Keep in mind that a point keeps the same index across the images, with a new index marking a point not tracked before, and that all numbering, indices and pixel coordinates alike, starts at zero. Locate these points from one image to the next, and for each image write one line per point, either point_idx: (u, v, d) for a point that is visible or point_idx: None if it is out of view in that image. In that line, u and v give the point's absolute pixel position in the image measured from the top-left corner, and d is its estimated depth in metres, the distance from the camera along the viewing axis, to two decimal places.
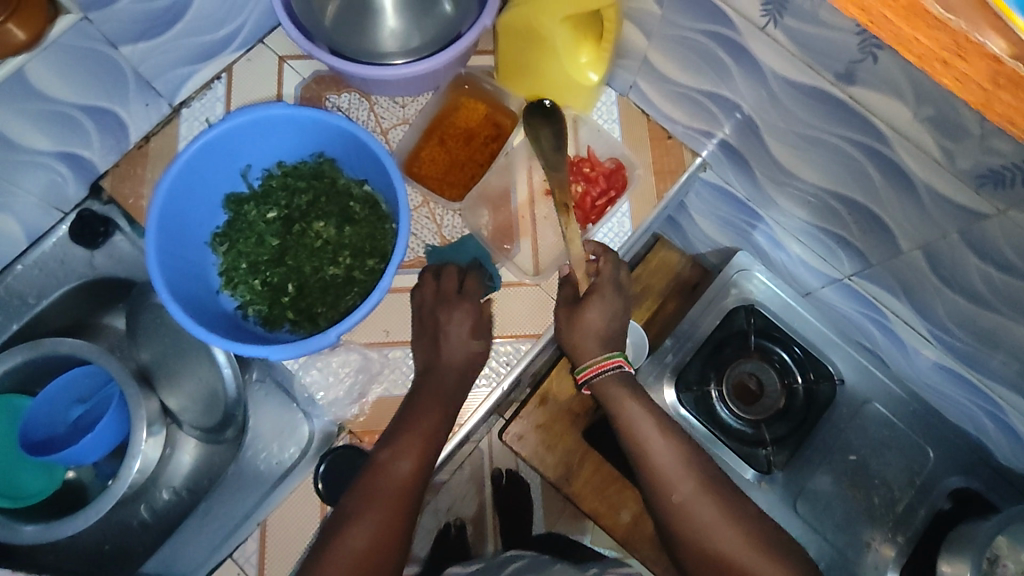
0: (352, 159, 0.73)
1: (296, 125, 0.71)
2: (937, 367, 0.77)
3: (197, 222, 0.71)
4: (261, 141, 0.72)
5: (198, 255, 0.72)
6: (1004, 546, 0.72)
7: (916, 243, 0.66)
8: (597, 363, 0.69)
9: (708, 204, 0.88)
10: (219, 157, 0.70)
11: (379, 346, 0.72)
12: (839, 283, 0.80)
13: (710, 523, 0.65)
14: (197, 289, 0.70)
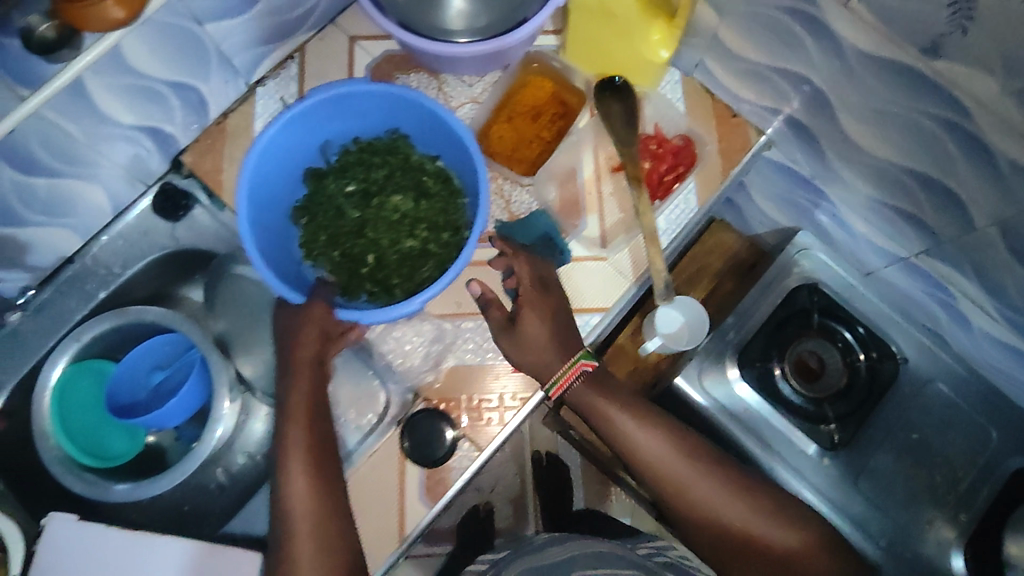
0: (427, 135, 0.75)
1: (376, 101, 0.73)
2: (1004, 345, 0.77)
3: (279, 195, 0.74)
4: (339, 116, 0.74)
5: (281, 226, 0.74)
6: None
7: (991, 219, 0.66)
8: (564, 375, 0.67)
9: (768, 182, 0.88)
10: (302, 131, 0.73)
11: (453, 317, 0.75)
12: (904, 261, 0.81)
13: (709, 495, 0.68)
14: (282, 259, 0.72)
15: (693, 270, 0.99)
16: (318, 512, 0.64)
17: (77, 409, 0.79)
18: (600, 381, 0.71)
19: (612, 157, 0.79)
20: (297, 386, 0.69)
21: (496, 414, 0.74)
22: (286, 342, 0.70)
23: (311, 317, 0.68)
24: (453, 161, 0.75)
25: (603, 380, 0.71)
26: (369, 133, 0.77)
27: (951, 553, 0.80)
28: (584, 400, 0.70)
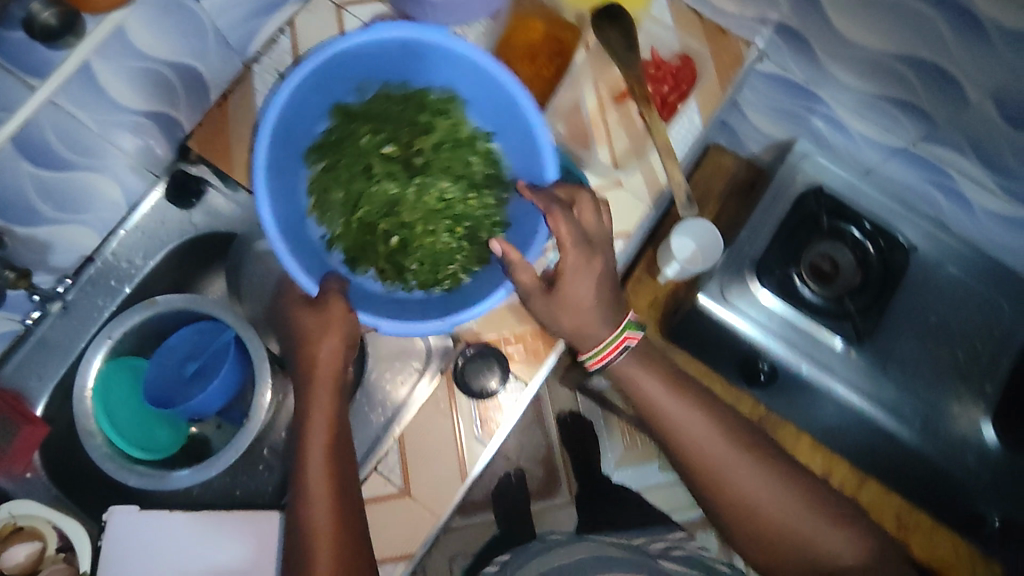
0: (490, 109, 0.72)
1: (454, 62, 0.69)
2: (1002, 218, 0.82)
3: (299, 132, 0.71)
4: (383, 60, 0.70)
5: (291, 168, 0.71)
6: None
7: (987, 90, 0.69)
8: (607, 347, 0.70)
9: (763, 97, 0.92)
10: (341, 69, 0.68)
11: None
12: (905, 151, 0.84)
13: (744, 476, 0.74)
14: (290, 206, 0.69)
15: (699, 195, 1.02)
16: (336, 508, 0.65)
17: (119, 406, 0.79)
18: (651, 365, 0.75)
19: (613, 86, 0.81)
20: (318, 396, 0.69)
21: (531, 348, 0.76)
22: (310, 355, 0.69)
23: (333, 311, 0.67)
24: (507, 144, 0.74)
25: (648, 363, 0.75)
26: (420, 82, 0.73)
27: (981, 425, 0.84)
28: (627, 378, 0.74)
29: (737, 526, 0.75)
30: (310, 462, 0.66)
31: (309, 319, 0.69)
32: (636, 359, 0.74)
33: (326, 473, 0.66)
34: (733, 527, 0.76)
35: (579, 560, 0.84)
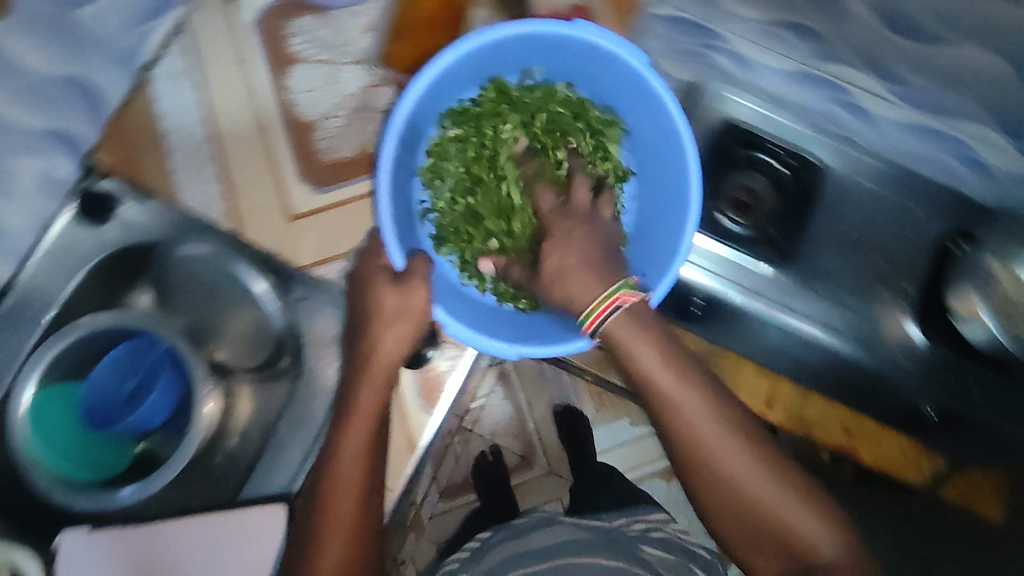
0: (648, 144, 0.87)
1: (626, 75, 0.81)
2: (906, 126, 0.84)
3: (452, 89, 0.84)
4: (594, 70, 0.84)
5: (426, 121, 0.85)
6: (996, 264, 0.81)
7: None
8: (600, 306, 0.70)
9: (665, 40, 0.91)
10: (546, 49, 0.82)
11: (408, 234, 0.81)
12: (804, 73, 0.85)
13: (737, 462, 0.69)
14: (408, 150, 0.83)
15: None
16: (359, 497, 0.73)
17: (56, 434, 0.77)
18: (643, 324, 0.70)
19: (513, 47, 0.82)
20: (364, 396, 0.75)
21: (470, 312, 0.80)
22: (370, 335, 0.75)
23: (414, 285, 0.74)
24: (651, 163, 0.87)
25: (642, 323, 0.70)
26: (595, 90, 0.87)
27: (905, 324, 0.89)
28: (619, 342, 0.70)
29: (727, 513, 0.70)
30: (347, 449, 0.73)
31: (388, 295, 0.74)
32: (629, 318, 0.70)
33: (361, 457, 0.73)
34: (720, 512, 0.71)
35: (558, 543, 0.91)
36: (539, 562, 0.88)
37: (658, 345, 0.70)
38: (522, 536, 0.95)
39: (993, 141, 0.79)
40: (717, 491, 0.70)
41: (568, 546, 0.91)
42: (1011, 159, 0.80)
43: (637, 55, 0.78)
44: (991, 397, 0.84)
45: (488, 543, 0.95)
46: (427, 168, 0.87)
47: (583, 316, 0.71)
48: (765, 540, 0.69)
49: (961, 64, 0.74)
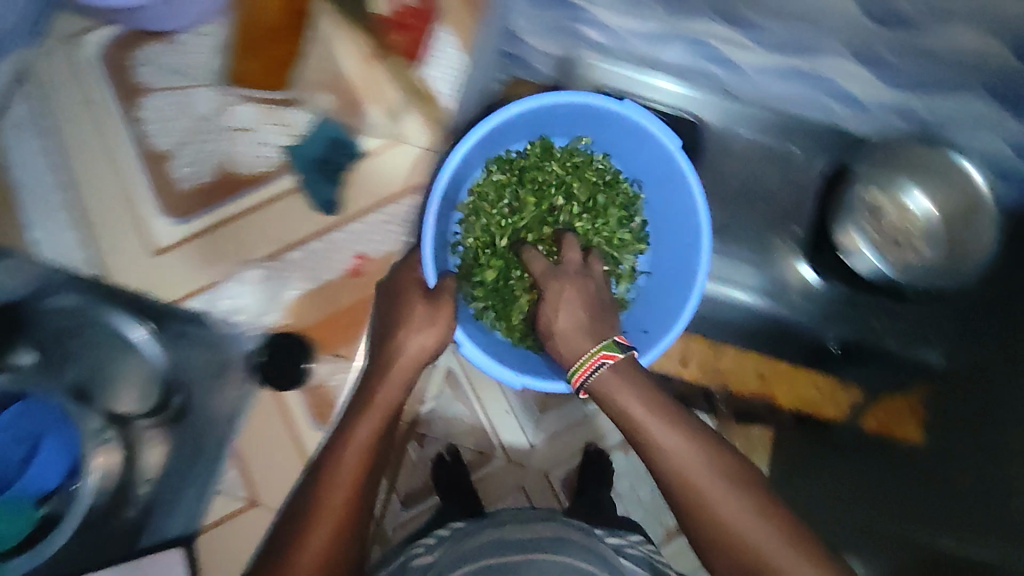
0: (665, 209, 0.90)
1: (651, 143, 0.85)
2: (772, 70, 0.83)
3: (504, 139, 0.88)
4: (632, 143, 0.88)
5: (472, 164, 0.87)
6: (879, 196, 0.86)
7: None
8: (586, 363, 0.70)
9: (535, 19, 0.84)
10: (608, 123, 0.86)
11: (279, 252, 0.83)
12: (664, 32, 0.83)
13: (735, 515, 0.64)
14: (454, 187, 0.86)
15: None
16: (338, 534, 0.66)
17: None
18: (636, 380, 0.70)
19: (361, 47, 0.85)
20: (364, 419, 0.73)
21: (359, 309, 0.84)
22: (399, 347, 0.75)
23: (442, 306, 0.75)
24: (661, 232, 0.91)
25: (631, 377, 0.70)
26: (627, 162, 0.91)
27: (795, 262, 0.91)
28: (609, 400, 0.69)
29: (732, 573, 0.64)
30: (338, 478, 0.69)
31: (418, 310, 0.76)
32: (617, 371, 0.70)
33: (350, 505, 0.68)
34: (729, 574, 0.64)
35: (539, 538, 0.82)
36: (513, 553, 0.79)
37: (655, 406, 0.68)
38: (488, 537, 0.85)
39: (861, 74, 0.80)
40: (726, 555, 0.64)
41: (547, 539, 0.81)
42: (882, 91, 0.82)
43: (671, 137, 0.83)
44: (888, 323, 0.88)
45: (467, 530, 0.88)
46: (469, 203, 0.88)
47: (572, 369, 0.72)
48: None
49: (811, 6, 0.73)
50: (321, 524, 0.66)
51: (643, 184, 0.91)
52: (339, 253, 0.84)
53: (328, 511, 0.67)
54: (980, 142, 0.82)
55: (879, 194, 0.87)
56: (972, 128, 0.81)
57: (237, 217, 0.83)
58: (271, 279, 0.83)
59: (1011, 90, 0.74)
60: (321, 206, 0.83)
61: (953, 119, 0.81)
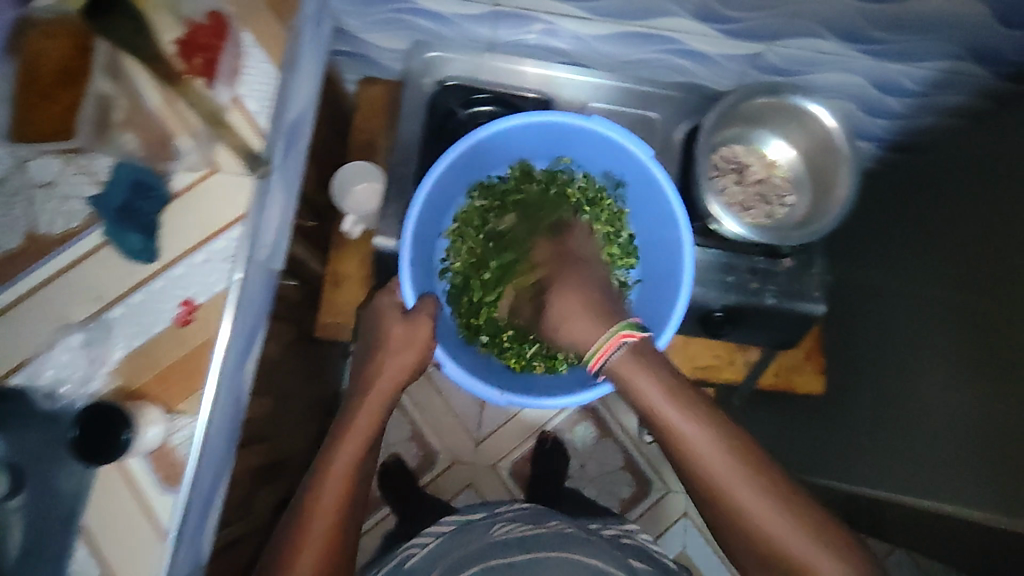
0: (650, 224, 0.87)
1: (616, 152, 0.82)
2: (614, 36, 0.80)
3: (483, 164, 0.87)
4: (608, 159, 0.86)
5: (454, 189, 0.87)
6: (739, 150, 0.83)
7: None
8: (606, 343, 0.68)
9: (358, 10, 0.82)
10: (576, 140, 0.84)
11: (98, 312, 0.68)
12: (493, 13, 0.78)
13: (751, 502, 0.63)
14: (437, 216, 0.86)
15: (366, 138, 0.96)
16: (325, 557, 0.69)
17: None
18: (655, 367, 0.67)
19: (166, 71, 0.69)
20: (346, 448, 0.74)
21: (202, 361, 0.69)
22: (377, 364, 0.80)
23: (420, 328, 0.78)
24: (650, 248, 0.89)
25: (653, 358, 0.67)
26: (609, 179, 0.89)
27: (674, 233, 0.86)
28: (625, 384, 0.68)
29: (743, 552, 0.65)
30: (323, 503, 0.70)
31: (398, 329, 0.79)
32: (638, 350, 0.68)
33: (333, 531, 0.70)
34: (748, 554, 0.65)
35: (543, 535, 0.87)
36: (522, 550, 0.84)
37: (675, 397, 0.65)
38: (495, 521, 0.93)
39: (701, 32, 0.76)
40: (741, 540, 0.65)
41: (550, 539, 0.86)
42: (717, 44, 0.78)
43: (642, 146, 0.80)
44: (766, 281, 0.82)
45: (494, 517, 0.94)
46: (455, 227, 0.90)
47: (590, 352, 0.69)
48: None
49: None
50: (304, 548, 0.68)
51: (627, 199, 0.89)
52: (164, 305, 0.69)
53: (312, 540, 0.69)
54: (830, 77, 0.83)
55: (738, 148, 0.83)
56: (822, 66, 0.80)
57: (61, 274, 0.68)
58: (92, 341, 0.68)
59: (850, 27, 0.72)
60: (136, 258, 0.69)
61: (800, 61, 0.80)
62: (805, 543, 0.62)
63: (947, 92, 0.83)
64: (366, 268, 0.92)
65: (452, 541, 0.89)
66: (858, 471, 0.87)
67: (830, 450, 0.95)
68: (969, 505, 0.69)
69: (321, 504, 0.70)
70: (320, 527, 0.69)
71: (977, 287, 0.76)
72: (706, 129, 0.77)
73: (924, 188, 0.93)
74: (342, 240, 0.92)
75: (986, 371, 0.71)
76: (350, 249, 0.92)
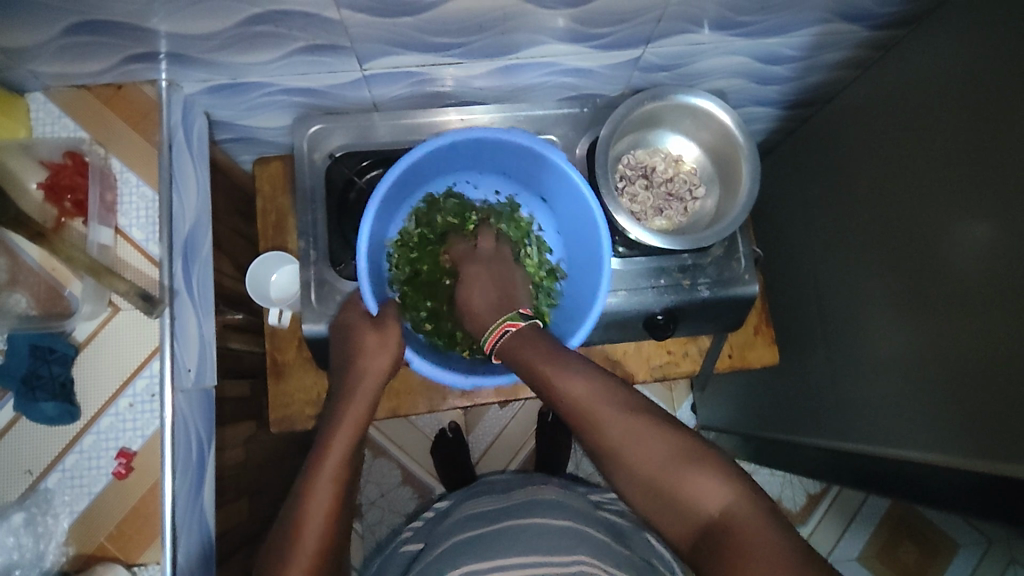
0: (567, 220, 0.84)
1: (559, 175, 0.77)
2: (491, 72, 0.79)
3: (425, 175, 0.81)
4: (519, 166, 0.82)
5: (399, 199, 0.80)
6: (642, 155, 0.84)
7: (344, 8, 0.62)
8: (494, 335, 0.73)
9: (228, 104, 0.79)
10: (487, 152, 0.80)
11: (33, 484, 0.65)
12: (366, 76, 0.76)
13: (628, 438, 0.62)
14: (382, 228, 0.78)
15: (274, 220, 0.90)
16: (320, 555, 0.61)
17: None
18: (536, 344, 0.69)
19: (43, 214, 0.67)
20: (340, 433, 0.67)
21: (152, 506, 0.66)
22: (359, 370, 0.72)
23: (387, 334, 0.73)
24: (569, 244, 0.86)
25: (538, 338, 0.71)
26: (523, 181, 0.86)
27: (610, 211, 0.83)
28: (516, 360, 0.70)
29: (637, 497, 0.62)
30: (319, 486, 0.63)
31: (370, 337, 0.73)
32: (521, 334, 0.71)
33: (329, 522, 0.62)
34: (643, 500, 0.61)
35: (512, 506, 0.78)
36: (484, 525, 0.76)
37: (553, 357, 0.67)
38: (457, 513, 0.84)
39: (576, 51, 0.75)
40: (628, 477, 0.61)
41: (517, 508, 0.77)
42: (598, 58, 0.78)
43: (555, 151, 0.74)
44: (695, 274, 0.83)
45: (450, 507, 0.89)
46: (397, 240, 0.82)
47: (486, 333, 0.74)
48: (670, 512, 0.60)
49: (491, 12, 0.65)
50: (301, 539, 0.60)
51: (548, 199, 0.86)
52: (99, 461, 0.66)
53: (301, 539, 0.60)
54: (715, 64, 0.83)
55: (641, 153, 0.84)
56: (703, 55, 0.80)
57: None
58: (33, 519, 0.64)
59: (718, 17, 0.72)
60: (59, 421, 0.66)
61: (680, 56, 0.80)
62: (693, 479, 0.59)
63: (829, 51, 0.84)
64: (306, 353, 0.88)
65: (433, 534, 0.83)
66: (848, 432, 0.91)
67: (819, 411, 0.98)
68: (957, 448, 0.73)
69: (314, 493, 0.63)
70: (311, 526, 0.61)
71: (901, 235, 0.81)
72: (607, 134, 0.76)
73: (837, 143, 0.93)
74: (272, 330, 0.88)
75: (932, 308, 0.76)
76: (285, 339, 0.88)
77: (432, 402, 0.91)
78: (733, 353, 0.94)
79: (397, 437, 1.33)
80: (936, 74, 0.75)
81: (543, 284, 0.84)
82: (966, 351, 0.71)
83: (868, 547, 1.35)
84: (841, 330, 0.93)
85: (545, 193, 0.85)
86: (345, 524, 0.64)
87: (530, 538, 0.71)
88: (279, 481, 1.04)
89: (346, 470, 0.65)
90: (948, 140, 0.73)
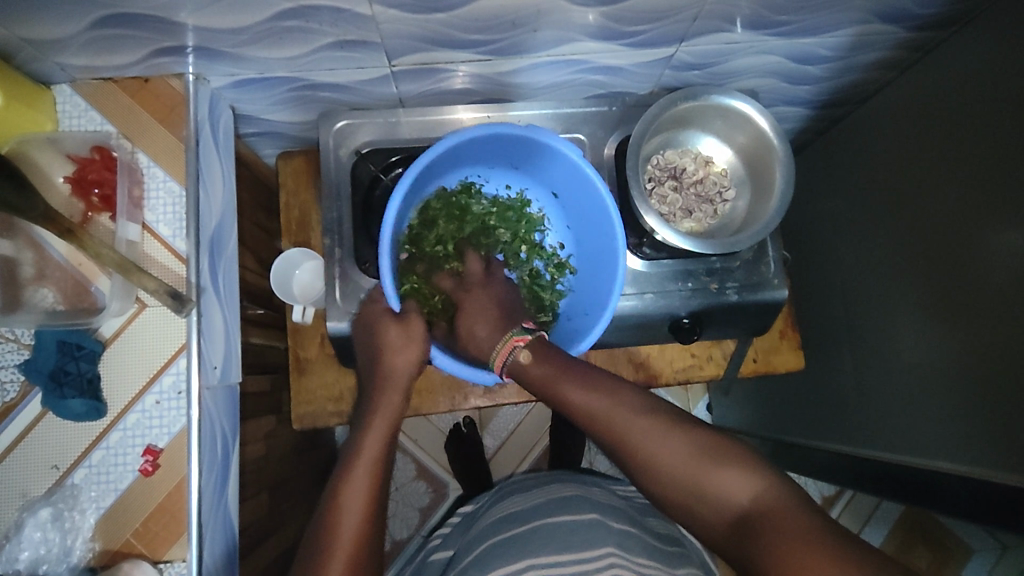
0: (577, 215, 0.83)
1: (573, 171, 0.76)
2: (520, 69, 0.77)
3: (440, 169, 0.79)
4: (526, 163, 0.81)
5: (414, 194, 0.78)
6: (674, 156, 0.83)
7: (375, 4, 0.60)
8: (504, 348, 0.70)
9: (253, 98, 0.78)
10: (494, 148, 0.78)
11: (60, 479, 0.65)
12: (394, 72, 0.75)
13: (647, 439, 0.60)
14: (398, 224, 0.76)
15: (297, 216, 0.90)
16: (361, 553, 0.59)
17: None
18: (549, 358, 0.67)
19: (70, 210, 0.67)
20: (375, 430, 0.67)
21: (179, 504, 0.66)
22: (386, 369, 0.72)
23: (411, 332, 0.72)
24: (580, 240, 0.85)
25: (549, 348, 0.69)
26: (531, 176, 0.85)
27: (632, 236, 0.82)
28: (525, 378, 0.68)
29: (668, 497, 0.59)
30: (356, 481, 0.62)
31: (393, 333, 0.72)
32: (533, 349, 0.68)
33: (366, 518, 0.61)
34: (673, 501, 0.59)
35: (540, 506, 0.77)
36: (516, 526, 0.75)
37: (564, 370, 0.65)
38: (487, 515, 0.84)
39: (607, 49, 0.74)
40: (655, 481, 0.59)
41: (545, 507, 0.76)
42: (630, 56, 0.76)
43: (573, 146, 0.73)
44: (724, 278, 0.82)
45: (477, 513, 0.88)
46: (407, 235, 0.80)
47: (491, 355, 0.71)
48: (698, 509, 0.58)
49: (523, 9, 0.64)
50: (340, 538, 0.59)
51: (559, 194, 0.85)
52: (125, 458, 0.66)
53: (341, 535, 0.59)
54: (747, 63, 0.81)
55: (672, 153, 0.83)
56: (737, 53, 0.78)
57: (10, 448, 0.65)
58: (60, 514, 0.64)
59: (754, 16, 0.70)
60: (85, 418, 0.66)
61: (712, 54, 0.78)
62: (715, 473, 0.57)
63: (865, 52, 0.82)
64: (328, 348, 0.87)
65: (463, 537, 0.82)
66: (875, 439, 0.90)
67: (843, 418, 0.97)
68: (988, 461, 0.71)
69: (350, 488, 0.62)
70: (350, 522, 0.60)
71: (931, 241, 0.80)
72: (638, 136, 0.75)
73: (868, 145, 0.92)
74: (291, 326, 0.87)
75: (963, 315, 0.75)
76: (306, 335, 0.87)
77: (454, 401, 0.90)
78: (757, 357, 0.93)
79: (413, 432, 1.33)
80: (977, 77, 0.73)
81: (549, 279, 0.85)
82: (995, 362, 0.70)
83: (885, 544, 1.34)
84: (867, 336, 0.92)
85: (555, 188, 0.84)
86: (384, 524, 0.63)
87: (564, 537, 0.70)
88: (297, 475, 1.04)
89: (382, 466, 0.64)
90: (987, 144, 0.71)
